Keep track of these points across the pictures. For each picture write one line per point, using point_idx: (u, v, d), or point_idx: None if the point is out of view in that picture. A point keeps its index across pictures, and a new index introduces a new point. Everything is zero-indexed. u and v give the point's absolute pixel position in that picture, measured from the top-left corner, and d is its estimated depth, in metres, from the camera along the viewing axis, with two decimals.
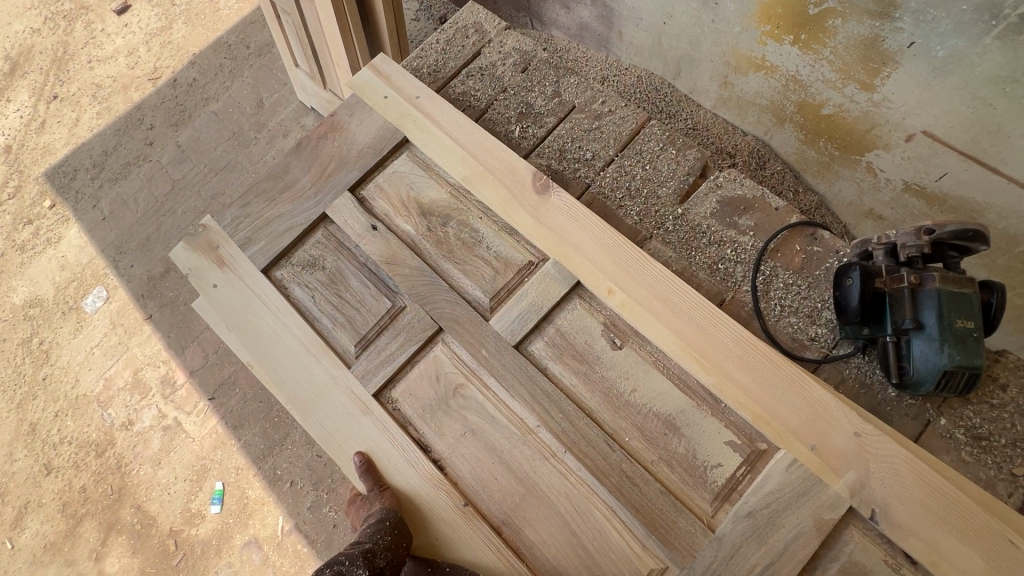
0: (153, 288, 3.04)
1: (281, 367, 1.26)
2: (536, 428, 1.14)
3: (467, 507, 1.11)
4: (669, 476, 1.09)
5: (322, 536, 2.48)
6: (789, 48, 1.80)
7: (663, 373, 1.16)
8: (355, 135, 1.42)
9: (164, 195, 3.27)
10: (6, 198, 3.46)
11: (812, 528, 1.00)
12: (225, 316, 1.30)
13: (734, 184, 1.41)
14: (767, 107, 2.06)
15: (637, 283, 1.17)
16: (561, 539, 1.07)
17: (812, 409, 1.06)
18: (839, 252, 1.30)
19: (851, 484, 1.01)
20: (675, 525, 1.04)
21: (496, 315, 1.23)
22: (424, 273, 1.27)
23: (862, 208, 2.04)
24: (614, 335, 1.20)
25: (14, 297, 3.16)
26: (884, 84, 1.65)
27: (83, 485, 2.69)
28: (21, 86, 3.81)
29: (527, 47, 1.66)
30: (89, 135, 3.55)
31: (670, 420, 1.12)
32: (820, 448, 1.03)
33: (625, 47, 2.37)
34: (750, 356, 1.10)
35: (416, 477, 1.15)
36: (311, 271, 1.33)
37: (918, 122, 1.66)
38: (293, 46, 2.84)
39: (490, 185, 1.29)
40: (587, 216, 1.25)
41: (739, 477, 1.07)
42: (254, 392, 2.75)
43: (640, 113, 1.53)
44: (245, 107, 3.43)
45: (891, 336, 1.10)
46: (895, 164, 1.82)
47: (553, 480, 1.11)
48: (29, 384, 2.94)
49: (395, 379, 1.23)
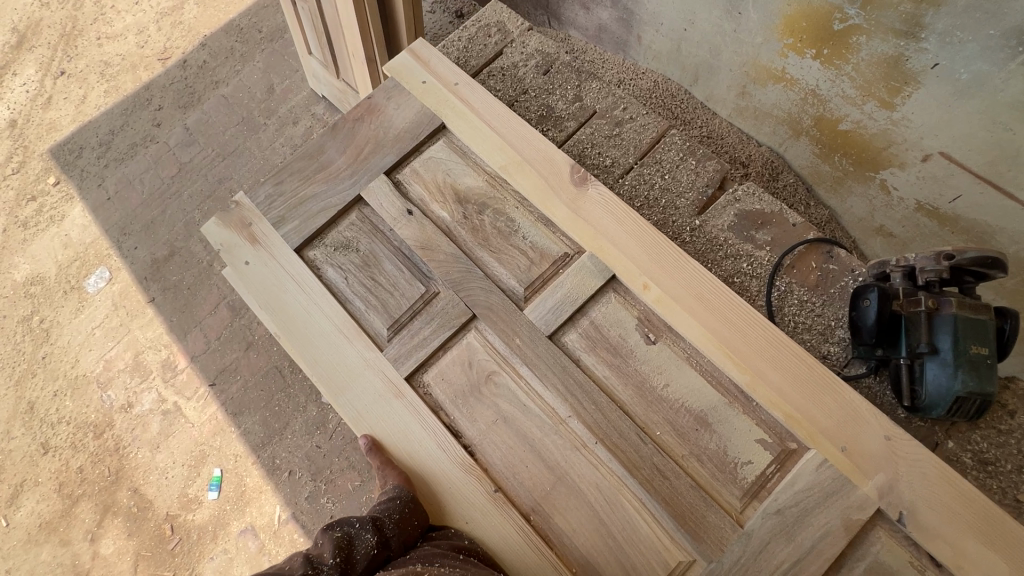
0: (156, 271, 3.02)
1: (311, 347, 1.24)
2: (567, 418, 1.14)
3: (497, 493, 1.11)
4: (699, 471, 1.09)
5: (320, 526, 2.48)
6: (811, 62, 1.79)
7: (696, 369, 1.16)
8: (392, 118, 1.41)
9: (171, 177, 3.24)
10: (9, 173, 3.43)
11: (835, 534, 1.01)
12: (256, 294, 1.29)
13: (752, 198, 1.41)
14: (784, 119, 2.06)
15: (673, 279, 1.19)
16: (589, 528, 1.07)
17: (845, 412, 1.07)
18: (855, 272, 1.30)
19: (880, 486, 1.03)
20: (704, 519, 1.04)
21: (530, 304, 1.23)
22: (459, 260, 1.27)
23: (872, 225, 2.05)
24: (648, 330, 1.20)
25: (16, 273, 3.14)
26: (904, 103, 1.65)
27: (80, 465, 2.69)
28: (29, 61, 3.76)
29: (550, 49, 1.65)
30: (96, 113, 3.51)
31: (700, 416, 1.13)
32: (850, 449, 1.05)
33: (644, 51, 2.36)
34: (785, 358, 1.11)
35: (446, 460, 1.14)
36: (344, 252, 1.32)
37: (936, 142, 1.66)
38: (308, 33, 2.82)
39: (525, 174, 1.31)
40: (624, 210, 1.26)
41: (769, 474, 1.08)
42: (255, 379, 2.74)
43: (662, 122, 1.52)
44: (255, 92, 3.40)
45: (904, 359, 1.10)
46: (909, 183, 1.83)
47: (583, 469, 1.10)
48: (29, 362, 2.93)
49: (428, 364, 1.23)
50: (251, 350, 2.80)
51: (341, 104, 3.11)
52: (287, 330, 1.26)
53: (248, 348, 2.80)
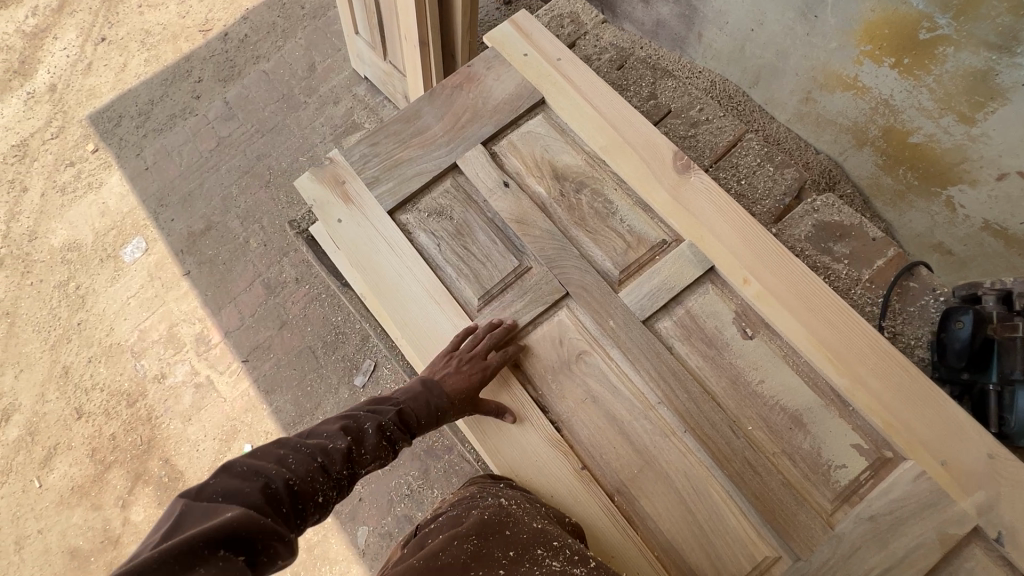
0: (192, 244, 3.03)
1: (402, 306, 1.30)
2: (657, 404, 1.17)
3: (584, 470, 1.14)
4: (790, 469, 1.11)
5: (347, 507, 2.47)
6: (888, 70, 1.75)
7: (793, 368, 1.18)
8: (491, 89, 1.46)
9: (209, 151, 3.23)
10: (48, 138, 3.44)
11: (929, 546, 1.02)
12: (349, 248, 1.35)
13: (831, 210, 1.37)
14: (848, 128, 2.01)
15: (775, 276, 1.21)
16: (676, 515, 1.10)
17: (945, 423, 1.08)
18: (935, 291, 1.27)
19: (979, 503, 1.03)
20: (794, 518, 1.06)
21: (625, 287, 1.26)
22: (554, 237, 1.30)
23: (930, 241, 2.00)
24: (745, 324, 1.22)
25: (53, 239, 3.16)
26: (986, 118, 1.62)
27: (113, 432, 2.72)
28: (70, 25, 3.75)
29: (624, 43, 1.63)
30: (136, 82, 3.50)
31: (796, 416, 1.14)
32: (949, 464, 1.05)
33: (702, 49, 2.30)
34: (885, 363, 1.13)
35: (540, 440, 1.18)
36: (438, 220, 1.37)
37: (1015, 161, 1.62)
38: (357, 13, 2.78)
39: (625, 156, 1.35)
40: (726, 203, 1.29)
41: (862, 480, 1.09)
42: (287, 359, 2.75)
43: (739, 124, 1.49)
44: (296, 69, 3.37)
45: (995, 385, 1.08)
46: (978, 202, 1.79)
47: (671, 457, 1.13)
48: (64, 328, 2.95)
49: (517, 336, 1.27)
50: (284, 329, 2.81)
51: (385, 87, 3.08)
52: (378, 287, 1.32)
53: (281, 326, 2.80)
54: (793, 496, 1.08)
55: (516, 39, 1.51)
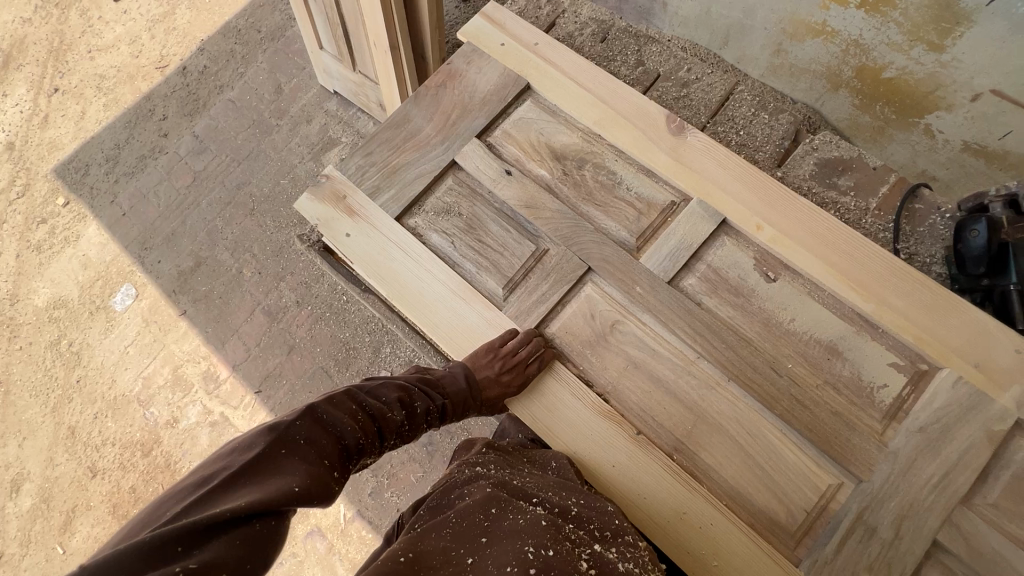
0: (183, 283, 2.96)
1: (428, 309, 1.30)
2: (697, 357, 1.20)
3: (640, 435, 1.16)
4: (836, 398, 1.14)
5: (387, 520, 2.44)
6: (855, 11, 1.81)
7: (818, 302, 1.22)
8: (475, 82, 1.47)
9: (186, 187, 3.16)
10: (14, 198, 3.32)
11: (980, 446, 1.06)
12: (363, 261, 1.34)
13: (829, 146, 1.42)
14: (822, 74, 2.07)
15: (784, 218, 1.25)
16: (737, 461, 1.13)
17: (971, 329, 1.13)
18: (941, 209, 1.32)
19: (1018, 398, 1.07)
20: (849, 443, 1.11)
21: (644, 255, 1.29)
22: (566, 215, 1.32)
23: (914, 171, 2.08)
24: (766, 269, 1.26)
25: (36, 298, 3.06)
26: (955, 44, 1.68)
27: (132, 485, 2.65)
28: (19, 80, 3.63)
29: (604, 16, 1.66)
30: (97, 128, 3.41)
31: (832, 346, 1.18)
32: (983, 365, 1.10)
33: (669, 18, 2.35)
34: (905, 283, 1.17)
35: (587, 413, 1.19)
36: (447, 218, 1.37)
37: (986, 81, 1.69)
38: (319, 27, 2.75)
39: (621, 127, 1.38)
40: (726, 156, 1.33)
41: (905, 396, 1.13)
42: (301, 383, 2.71)
43: (727, 79, 1.53)
44: (263, 93, 3.32)
45: (1015, 285, 1.13)
46: (956, 125, 1.86)
47: (721, 406, 1.16)
48: (63, 387, 2.86)
49: (548, 318, 1.28)
50: (293, 354, 2.76)
51: (358, 99, 3.06)
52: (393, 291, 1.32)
53: (290, 352, 2.76)
54: (842, 421, 1.12)
55: (491, 31, 1.53)
